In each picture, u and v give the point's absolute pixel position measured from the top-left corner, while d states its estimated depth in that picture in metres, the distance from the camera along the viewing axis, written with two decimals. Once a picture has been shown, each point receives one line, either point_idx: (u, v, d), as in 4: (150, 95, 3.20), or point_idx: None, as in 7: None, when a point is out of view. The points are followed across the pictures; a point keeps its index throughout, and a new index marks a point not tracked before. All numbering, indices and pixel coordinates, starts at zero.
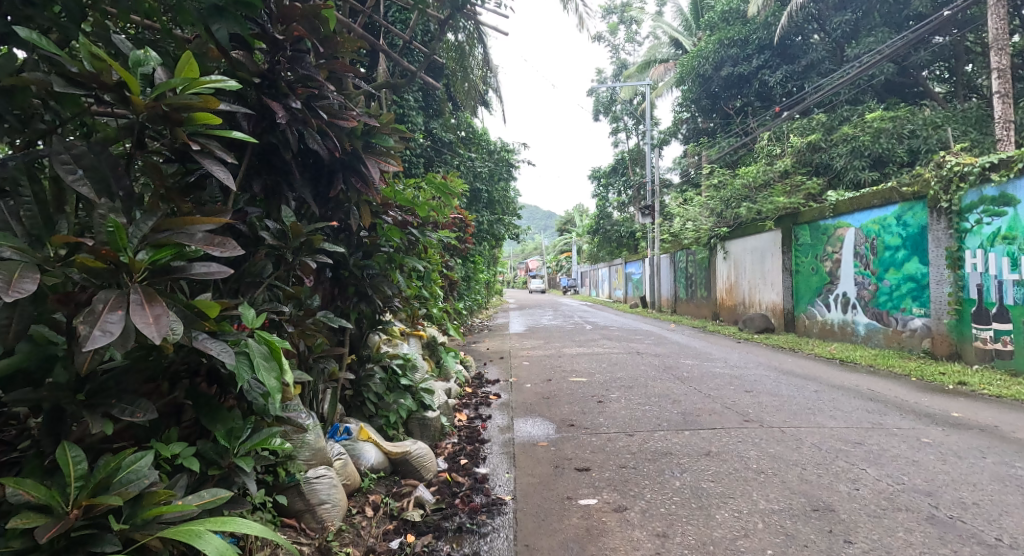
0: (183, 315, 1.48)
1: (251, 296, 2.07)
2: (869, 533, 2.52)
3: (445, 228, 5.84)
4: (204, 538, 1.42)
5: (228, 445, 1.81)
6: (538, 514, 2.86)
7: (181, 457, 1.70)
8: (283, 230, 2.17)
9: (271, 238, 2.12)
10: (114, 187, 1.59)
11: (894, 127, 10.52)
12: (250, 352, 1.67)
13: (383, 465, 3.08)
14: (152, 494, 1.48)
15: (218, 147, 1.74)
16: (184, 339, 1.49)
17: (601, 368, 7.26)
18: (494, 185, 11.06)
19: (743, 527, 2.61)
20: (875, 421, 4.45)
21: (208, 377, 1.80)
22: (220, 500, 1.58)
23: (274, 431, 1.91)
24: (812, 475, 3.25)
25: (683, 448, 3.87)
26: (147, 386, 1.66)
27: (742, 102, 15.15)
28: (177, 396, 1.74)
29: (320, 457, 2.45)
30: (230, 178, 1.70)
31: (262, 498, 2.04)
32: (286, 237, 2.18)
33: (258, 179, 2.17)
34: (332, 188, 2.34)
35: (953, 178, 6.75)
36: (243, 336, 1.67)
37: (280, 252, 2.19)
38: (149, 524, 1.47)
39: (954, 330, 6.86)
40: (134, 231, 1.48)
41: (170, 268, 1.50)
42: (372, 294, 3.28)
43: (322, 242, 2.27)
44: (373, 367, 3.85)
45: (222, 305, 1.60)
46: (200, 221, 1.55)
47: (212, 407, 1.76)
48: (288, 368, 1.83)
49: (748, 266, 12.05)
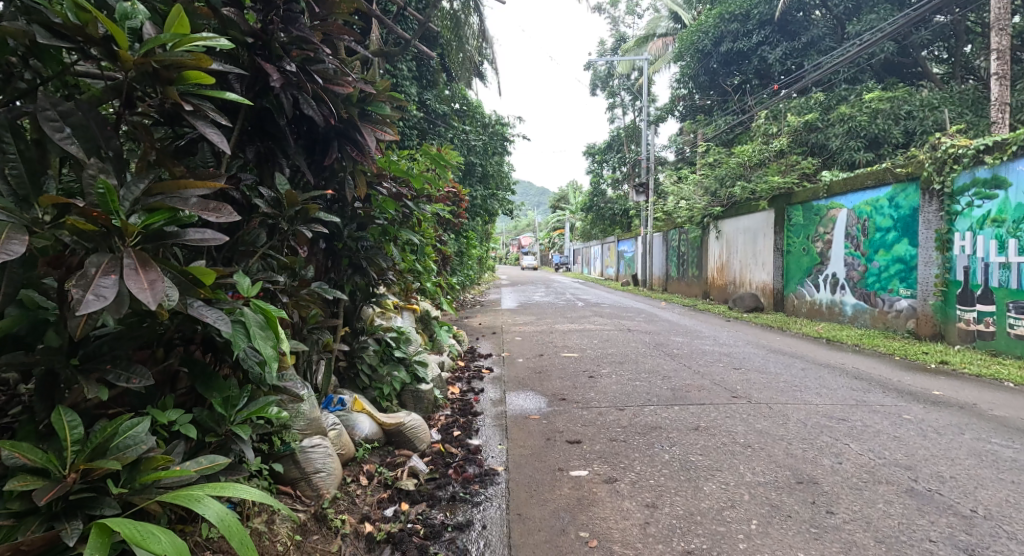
0: (178, 282, 1.46)
1: (245, 265, 2.04)
2: (851, 504, 2.58)
3: (439, 201, 5.83)
4: (204, 503, 1.42)
5: (224, 412, 1.81)
6: (530, 484, 2.91)
7: (178, 424, 1.69)
8: (278, 199, 2.14)
9: (267, 205, 2.09)
10: (103, 146, 1.55)
11: (891, 107, 10.51)
12: (245, 321, 1.64)
13: (376, 435, 3.13)
14: (150, 460, 1.48)
15: (211, 109, 1.71)
16: (179, 308, 1.48)
17: (592, 344, 7.34)
18: (487, 159, 10.99)
19: (729, 498, 2.67)
20: (859, 398, 4.53)
21: (202, 344, 1.79)
22: (218, 467, 1.59)
23: (272, 399, 1.91)
24: (797, 450, 3.32)
25: (672, 422, 3.93)
26: (142, 352, 1.66)
27: (740, 79, 15.04)
28: (172, 363, 1.74)
29: (315, 427, 2.48)
30: (224, 140, 1.67)
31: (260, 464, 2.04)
32: (281, 205, 2.15)
33: (252, 145, 2.13)
34: (326, 157, 2.29)
35: (947, 160, 6.73)
36: (238, 305, 1.65)
37: (275, 221, 2.16)
38: (148, 488, 1.48)
39: (939, 311, 6.96)
40: (126, 194, 1.45)
41: (164, 234, 1.49)
42: (366, 266, 3.28)
43: (317, 212, 2.24)
44: (366, 339, 3.87)
45: (217, 273, 1.58)
46: (195, 185, 1.53)
47: (207, 375, 1.76)
48: (285, 337, 1.79)
49: (739, 246, 12.11)
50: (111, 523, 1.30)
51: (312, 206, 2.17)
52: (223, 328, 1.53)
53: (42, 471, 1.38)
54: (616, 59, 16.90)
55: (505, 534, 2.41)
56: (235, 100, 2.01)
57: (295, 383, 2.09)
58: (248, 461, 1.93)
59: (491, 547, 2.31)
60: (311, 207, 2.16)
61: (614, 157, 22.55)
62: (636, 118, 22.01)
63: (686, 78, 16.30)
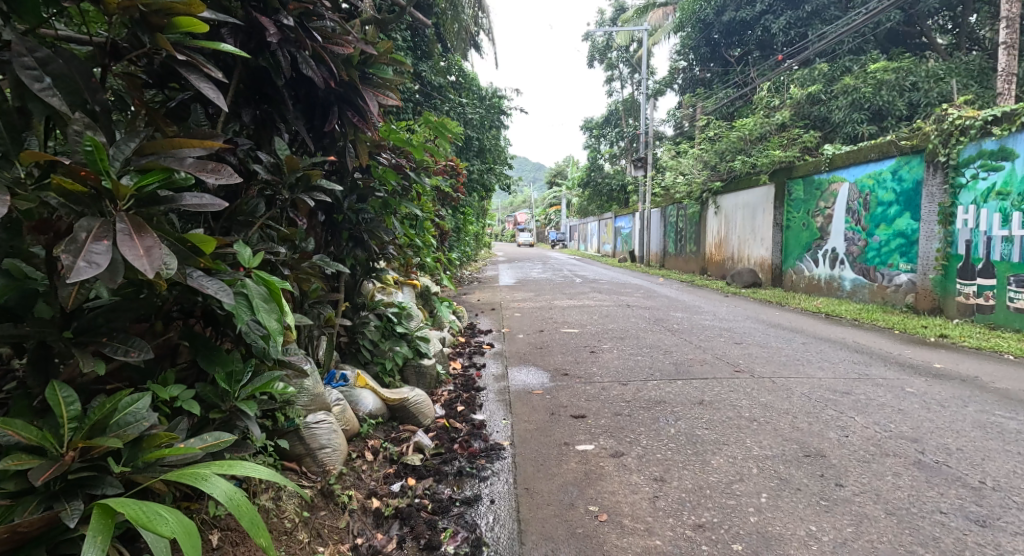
0: (176, 250, 1.39)
1: (245, 235, 1.96)
2: (860, 476, 2.56)
3: (437, 174, 5.74)
4: (211, 481, 1.37)
5: (228, 388, 1.73)
6: (536, 458, 2.90)
7: (180, 400, 1.64)
8: (278, 164, 2.04)
9: (266, 171, 1.99)
10: (88, 100, 1.46)
11: (896, 79, 10.33)
12: (248, 293, 1.57)
13: (381, 411, 3.11)
14: (153, 437, 1.43)
15: (205, 62, 1.61)
16: (178, 277, 1.41)
17: (591, 319, 7.31)
18: (484, 133, 10.87)
19: (738, 472, 2.66)
20: (862, 372, 4.52)
21: (203, 317, 1.73)
22: (224, 444, 1.54)
23: (278, 375, 1.83)
24: (802, 423, 3.31)
25: (675, 396, 3.92)
26: (140, 326, 1.59)
27: (741, 50, 14.80)
28: (171, 336, 1.69)
29: (318, 403, 2.44)
30: (220, 95, 1.58)
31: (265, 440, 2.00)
32: (280, 172, 2.05)
33: (248, 108, 2.02)
34: (327, 123, 2.16)
35: (953, 132, 6.64)
36: (239, 276, 1.58)
37: (274, 188, 2.06)
38: (152, 467, 1.44)
39: (938, 285, 6.96)
40: (115, 154, 1.37)
41: (158, 197, 1.41)
42: (367, 239, 3.21)
43: (318, 179, 2.14)
44: (367, 314, 3.84)
45: (218, 242, 1.50)
46: (191, 145, 1.44)
47: (210, 349, 1.70)
48: (290, 310, 1.71)
49: (738, 221, 12.07)
50: (114, 505, 1.25)
51: (316, 174, 2.09)
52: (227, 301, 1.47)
53: (38, 449, 1.33)
54: (615, 31, 16.62)
55: (514, 508, 2.39)
56: (229, 54, 1.89)
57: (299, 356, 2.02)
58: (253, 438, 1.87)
59: (501, 522, 2.29)
60: (315, 175, 2.08)
61: (611, 132, 22.36)
62: (634, 92, 21.73)
63: (686, 50, 16.03)
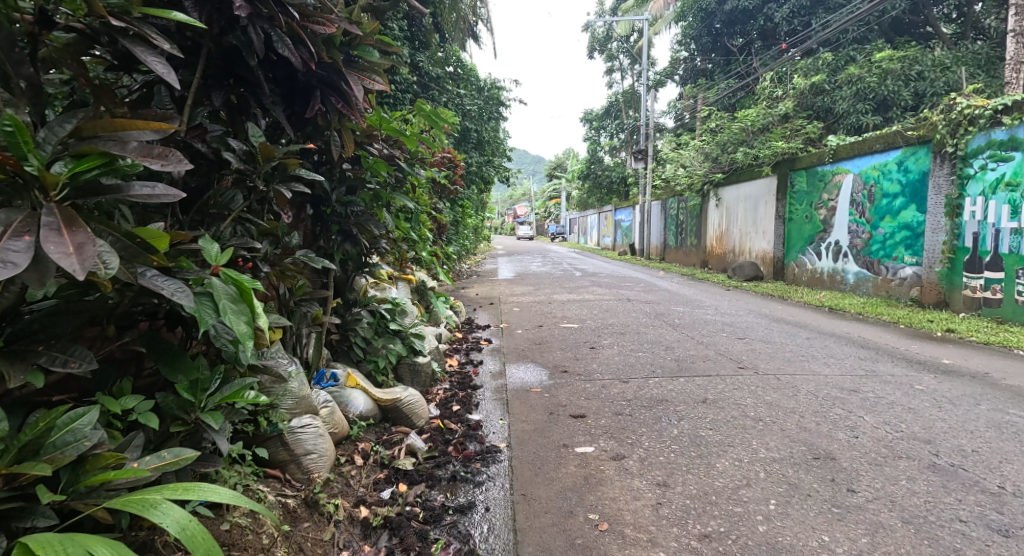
0: (121, 245, 1.27)
1: (216, 230, 1.81)
2: (872, 481, 2.44)
3: (433, 165, 5.61)
4: (161, 509, 1.25)
5: (192, 398, 1.59)
6: (534, 462, 2.78)
7: (136, 414, 1.49)
8: (250, 151, 1.88)
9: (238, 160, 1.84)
10: (12, 75, 1.32)
11: (901, 68, 10.15)
12: (214, 293, 1.42)
13: (372, 412, 3.00)
14: (98, 458, 1.31)
15: (151, 33, 1.45)
16: (127, 278, 1.28)
17: (591, 314, 7.19)
18: (483, 124, 10.72)
19: (744, 477, 2.54)
20: (869, 368, 4.40)
21: (167, 320, 1.59)
22: (182, 463, 1.41)
23: (248, 383, 1.71)
24: (810, 423, 3.20)
25: (678, 394, 3.80)
26: (88, 329, 1.46)
27: (744, 40, 14.60)
28: (128, 342, 1.54)
29: (304, 406, 2.32)
30: (171, 71, 1.41)
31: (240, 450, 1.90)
32: (255, 161, 1.90)
33: (219, 91, 1.85)
34: (308, 108, 2.01)
35: (962, 121, 6.49)
36: (206, 275, 1.45)
37: (249, 179, 1.91)
38: (95, 491, 1.31)
39: (944, 278, 6.84)
40: (47, 136, 1.24)
41: (100, 187, 1.28)
42: (357, 233, 3.08)
43: (297, 168, 1.99)
44: (359, 311, 3.73)
45: (175, 237, 1.38)
46: (135, 127, 1.31)
47: (173, 355, 1.57)
48: (263, 311, 1.58)
49: (739, 213, 11.92)
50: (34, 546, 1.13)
51: (296, 164, 1.94)
52: (187, 304, 1.34)
53: None
54: (616, 21, 16.42)
55: (510, 517, 2.27)
56: (196, 30, 1.74)
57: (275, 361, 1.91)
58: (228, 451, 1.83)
59: (496, 532, 2.17)
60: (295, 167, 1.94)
61: (611, 124, 22.18)
62: (634, 83, 21.53)
63: (688, 39, 15.82)
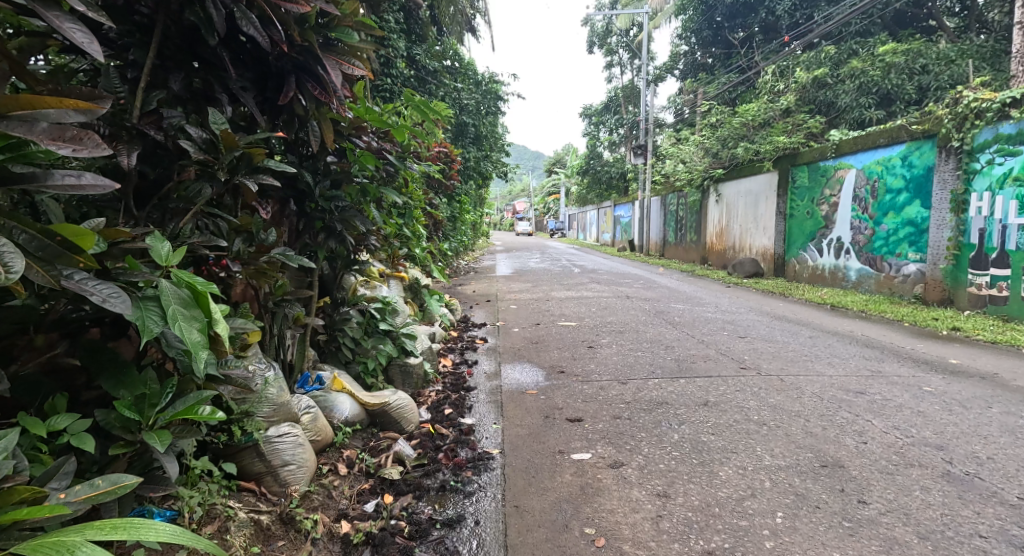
0: (41, 247, 1.15)
1: (176, 227, 1.68)
2: (884, 492, 2.31)
3: (428, 160, 5.47)
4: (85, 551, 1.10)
5: (137, 417, 1.45)
6: (528, 470, 2.65)
7: (68, 433, 1.35)
8: (212, 140, 1.74)
9: (198, 151, 1.68)
10: None
11: (905, 61, 9.99)
12: (162, 296, 1.30)
13: (359, 417, 2.87)
14: (12, 491, 1.14)
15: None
16: (50, 281, 1.15)
17: (590, 312, 7.05)
18: (481, 118, 10.58)
19: (749, 486, 2.42)
20: (875, 368, 4.27)
21: (113, 327, 1.45)
22: (120, 491, 1.28)
23: (204, 397, 1.52)
24: (815, 428, 3.06)
25: (678, 397, 3.67)
26: (10, 338, 1.32)
27: (745, 33, 14.43)
28: (60, 353, 1.41)
29: (282, 414, 2.21)
30: (94, 44, 1.21)
31: (203, 465, 1.81)
32: (216, 150, 1.75)
33: (179, 74, 1.74)
34: (282, 94, 1.88)
35: (969, 115, 6.35)
36: (154, 277, 1.32)
37: (212, 171, 1.75)
38: (6, 532, 1.13)
39: (949, 276, 6.71)
40: None
41: (14, 176, 1.16)
42: (342, 230, 2.95)
43: (265, 159, 1.83)
44: (348, 310, 3.60)
45: (110, 234, 1.27)
46: (49, 105, 1.16)
47: (117, 367, 1.45)
48: (221, 320, 1.45)
49: (740, 209, 11.78)
50: None
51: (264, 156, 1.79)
52: (123, 311, 1.21)
53: None
54: (615, 14, 16.26)
55: (501, 531, 2.15)
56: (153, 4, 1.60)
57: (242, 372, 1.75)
58: (189, 461, 1.77)
59: (485, 549, 2.04)
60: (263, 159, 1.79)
61: (610, 119, 22.03)
62: (634, 78, 21.36)
63: (688, 33, 15.65)
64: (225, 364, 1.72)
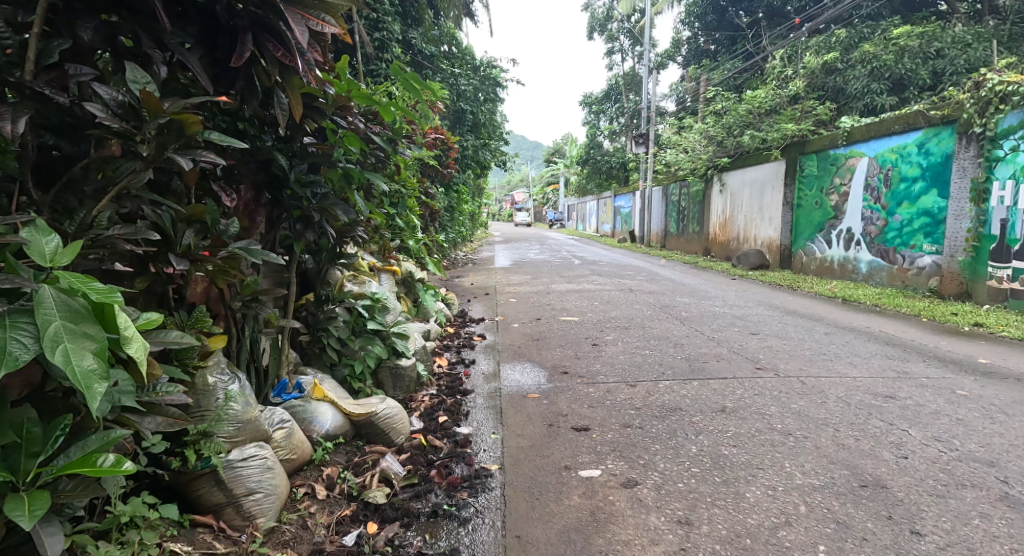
0: None
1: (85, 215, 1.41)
2: (938, 520, 2.03)
3: (422, 145, 5.16)
4: None
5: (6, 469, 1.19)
6: (531, 491, 2.37)
7: None
8: (132, 104, 1.46)
9: (111, 117, 1.40)
10: None
11: (920, 45, 9.63)
12: (38, 303, 1.13)
13: (341, 430, 2.60)
14: None
15: None
16: None
17: (592, 306, 6.76)
18: (479, 105, 10.23)
19: (782, 511, 2.13)
20: (900, 369, 3.98)
21: None
22: None
23: (105, 437, 1.28)
24: (848, 439, 2.77)
25: (693, 402, 3.38)
26: None
27: (751, 17, 14.03)
28: None
29: (249, 433, 1.93)
30: None
31: (130, 510, 1.51)
32: (135, 113, 1.46)
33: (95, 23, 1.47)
34: (235, 54, 1.60)
35: (993, 99, 6.03)
36: (29, 284, 1.14)
37: (131, 140, 1.46)
38: None
39: (967, 268, 6.44)
40: None
41: None
42: (322, 220, 2.65)
43: (199, 124, 1.50)
44: (334, 309, 3.31)
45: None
46: None
47: None
48: (138, 339, 1.28)
49: (745, 199, 11.47)
50: None
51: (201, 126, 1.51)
52: None
53: None
54: None
55: None
56: None
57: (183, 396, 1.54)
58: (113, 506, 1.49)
59: None
60: (199, 130, 1.51)
61: (611, 108, 21.66)
62: (635, 65, 20.96)
63: (691, 18, 15.26)
64: (158, 390, 1.51)
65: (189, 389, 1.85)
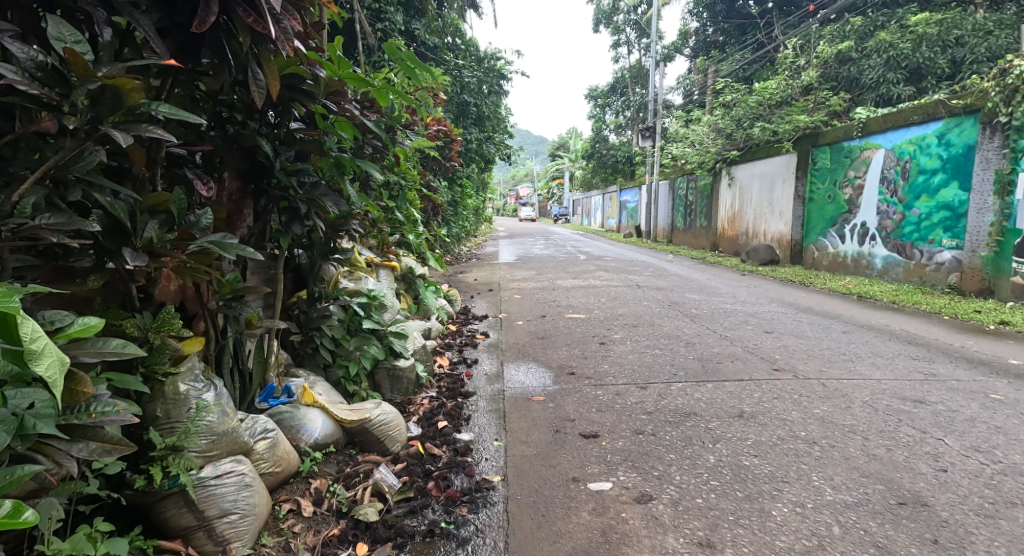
0: None
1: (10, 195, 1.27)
2: (990, 546, 1.84)
3: (422, 136, 4.97)
4: None
5: None
6: (536, 506, 2.18)
7: None
8: (55, 67, 1.30)
9: (30, 81, 1.24)
10: None
11: (938, 33, 9.36)
12: None
13: (332, 438, 2.41)
14: None
15: None
16: None
17: (598, 303, 6.55)
18: (483, 97, 10.01)
19: (813, 533, 1.94)
20: (927, 371, 3.77)
21: None
22: None
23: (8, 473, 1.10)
24: (879, 449, 2.57)
25: (709, 406, 3.18)
26: None
27: (761, 7, 13.75)
28: None
29: (226, 446, 1.73)
30: None
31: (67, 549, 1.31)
32: (63, 78, 1.30)
33: None
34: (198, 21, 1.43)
35: (1019, 87, 5.79)
36: None
37: (59, 107, 1.30)
38: None
39: (990, 264, 6.20)
40: None
41: None
42: (311, 212, 2.46)
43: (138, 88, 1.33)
44: (327, 307, 3.12)
45: None
46: None
47: None
48: (45, 341, 1.10)
49: (754, 193, 11.23)
50: None
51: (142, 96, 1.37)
52: None
53: None
54: None
55: None
56: None
57: (124, 416, 1.34)
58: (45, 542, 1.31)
59: None
60: (139, 99, 1.37)
61: (617, 101, 21.41)
62: (642, 58, 20.70)
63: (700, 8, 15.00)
64: (93, 411, 1.32)
65: (156, 398, 1.67)
